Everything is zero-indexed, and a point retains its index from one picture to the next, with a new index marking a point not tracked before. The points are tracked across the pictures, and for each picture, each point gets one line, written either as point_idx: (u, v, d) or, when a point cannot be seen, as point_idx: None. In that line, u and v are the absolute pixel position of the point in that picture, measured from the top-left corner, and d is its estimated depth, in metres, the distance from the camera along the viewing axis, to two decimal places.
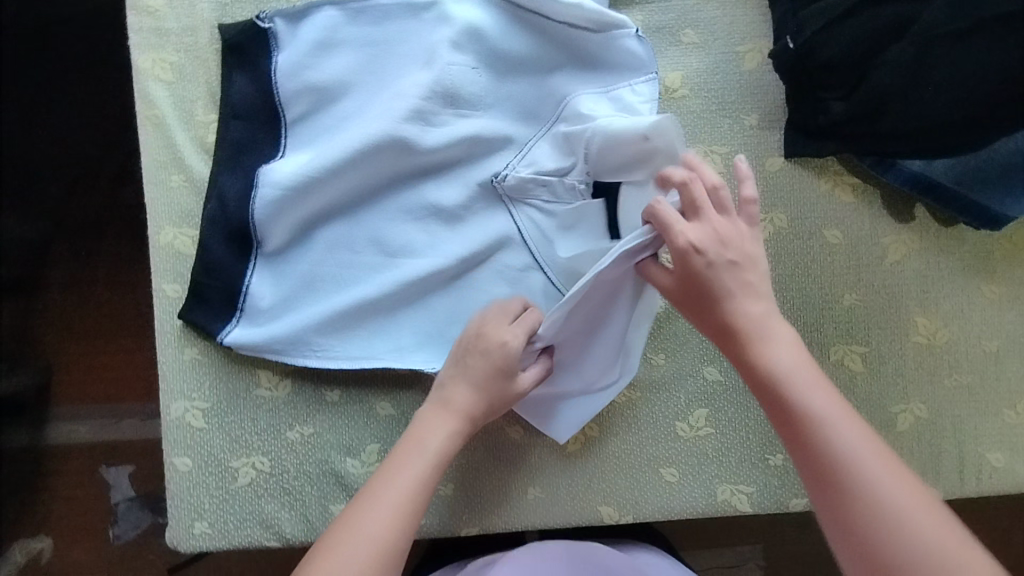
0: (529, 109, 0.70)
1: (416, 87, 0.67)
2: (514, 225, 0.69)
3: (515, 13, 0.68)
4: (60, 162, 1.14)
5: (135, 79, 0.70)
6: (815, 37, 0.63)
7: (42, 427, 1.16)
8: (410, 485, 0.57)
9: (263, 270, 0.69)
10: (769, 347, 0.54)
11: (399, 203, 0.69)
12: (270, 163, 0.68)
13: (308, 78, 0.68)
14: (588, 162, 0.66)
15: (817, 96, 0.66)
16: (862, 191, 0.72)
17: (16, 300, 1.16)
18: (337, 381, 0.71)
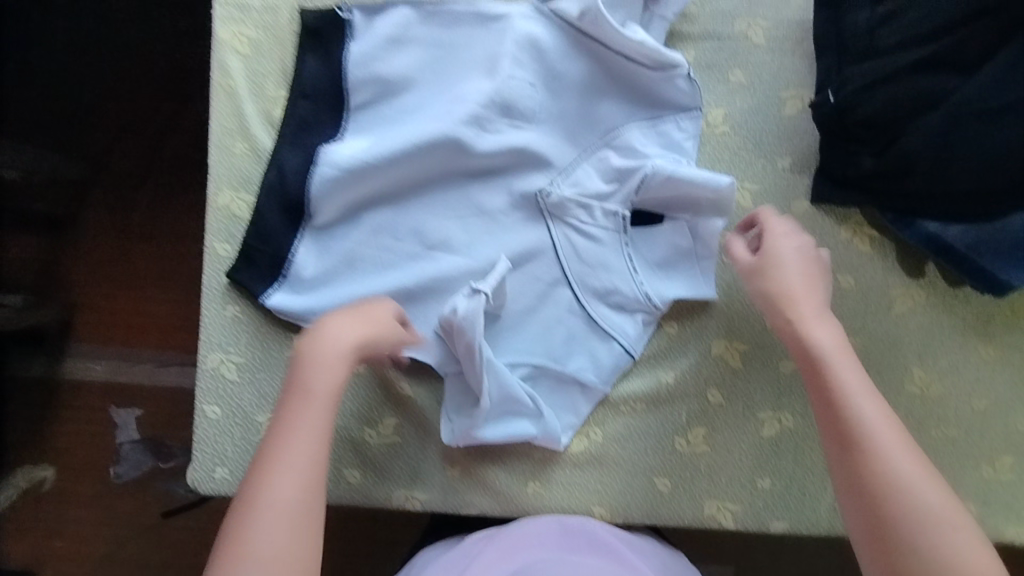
0: (578, 128, 0.74)
1: (477, 93, 0.71)
2: (549, 238, 0.74)
3: (577, 37, 0.73)
4: (113, 109, 1.20)
5: (213, 48, 0.74)
6: (854, 96, 0.67)
7: (59, 359, 1.22)
8: (310, 437, 0.60)
9: (310, 244, 0.73)
10: (814, 327, 0.64)
11: (445, 200, 0.73)
12: (331, 144, 0.72)
13: (375, 70, 0.72)
14: (637, 195, 0.73)
15: (851, 149, 0.69)
16: (878, 242, 0.76)
17: (51, 237, 1.22)
18: (364, 355, 0.75)
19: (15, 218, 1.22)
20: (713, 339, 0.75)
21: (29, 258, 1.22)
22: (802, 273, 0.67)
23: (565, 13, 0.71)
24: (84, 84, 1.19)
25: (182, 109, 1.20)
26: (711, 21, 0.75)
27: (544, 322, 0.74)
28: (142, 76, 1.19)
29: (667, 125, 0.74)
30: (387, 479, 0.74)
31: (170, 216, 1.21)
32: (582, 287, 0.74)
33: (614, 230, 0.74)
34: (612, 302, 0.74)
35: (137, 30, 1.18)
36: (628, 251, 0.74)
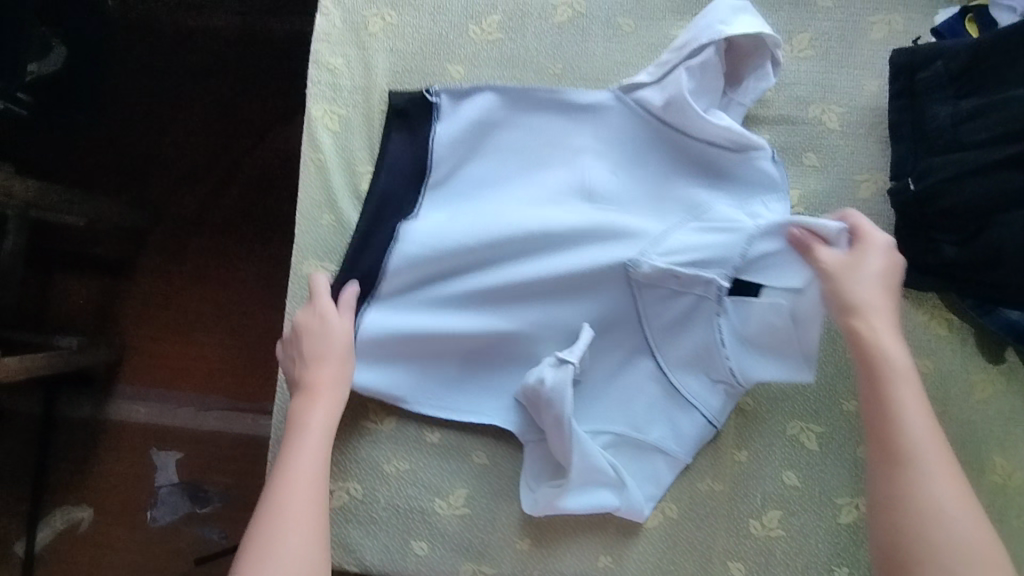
0: (662, 205, 0.74)
1: (557, 180, 0.74)
2: (632, 311, 0.73)
3: (654, 121, 0.74)
4: (176, 161, 1.28)
5: (307, 125, 0.77)
6: (939, 184, 0.67)
7: (106, 401, 1.26)
8: (309, 472, 0.64)
9: (378, 311, 0.73)
10: (885, 339, 0.63)
11: (531, 269, 0.72)
12: (411, 223, 0.73)
13: (461, 156, 0.75)
14: (736, 266, 0.71)
15: (930, 237, 0.69)
16: (956, 326, 0.75)
17: (107, 280, 1.28)
18: (438, 425, 0.75)
19: (73, 262, 1.28)
20: (788, 420, 0.75)
21: (85, 299, 1.28)
22: (875, 285, 0.65)
23: (649, 102, 0.73)
24: (149, 137, 1.28)
25: (240, 164, 1.28)
26: (786, 105, 0.77)
27: (619, 398, 0.74)
28: (207, 133, 1.28)
29: (755, 206, 0.73)
30: (455, 552, 0.73)
31: (229, 269, 1.28)
32: (662, 362, 0.74)
33: (710, 299, 0.72)
34: (693, 374, 0.74)
35: (205, 91, 1.28)
36: (721, 322, 0.72)
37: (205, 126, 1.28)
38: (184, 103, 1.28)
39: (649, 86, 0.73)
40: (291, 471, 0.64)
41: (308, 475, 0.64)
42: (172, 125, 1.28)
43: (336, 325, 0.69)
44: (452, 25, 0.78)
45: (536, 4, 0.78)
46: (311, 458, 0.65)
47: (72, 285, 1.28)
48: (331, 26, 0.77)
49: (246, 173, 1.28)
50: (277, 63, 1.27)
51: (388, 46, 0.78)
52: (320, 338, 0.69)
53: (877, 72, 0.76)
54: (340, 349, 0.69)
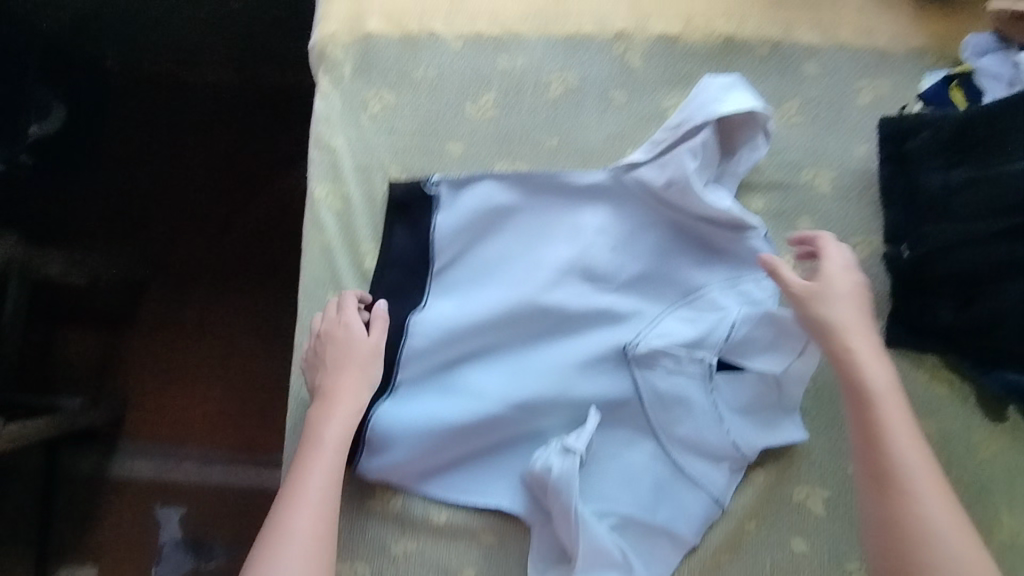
0: (658, 286, 0.77)
1: (557, 258, 0.75)
2: (633, 387, 0.74)
3: (651, 202, 0.76)
4: (174, 214, 1.29)
5: (310, 205, 0.79)
6: (928, 252, 0.69)
7: (109, 456, 1.25)
8: (321, 482, 0.64)
9: (393, 401, 0.74)
10: (867, 359, 0.64)
11: (531, 357, 0.75)
12: (418, 313, 0.75)
13: (463, 241, 0.77)
14: (726, 343, 0.74)
15: (925, 302, 0.71)
16: (957, 385, 0.75)
17: (108, 334, 1.29)
18: (445, 502, 0.74)
19: (75, 317, 1.28)
20: (795, 486, 0.74)
21: (86, 355, 1.28)
22: (849, 302, 0.67)
23: (649, 181, 0.75)
24: (150, 193, 1.29)
25: (241, 216, 1.29)
26: (778, 170, 0.78)
27: (624, 471, 0.74)
28: (208, 188, 1.30)
29: (747, 284, 0.76)
30: None
31: (230, 327, 1.28)
32: (667, 437, 0.74)
33: (700, 377, 0.74)
34: (699, 450, 0.74)
35: (205, 146, 1.29)
36: (714, 396, 0.74)
37: (204, 180, 1.29)
38: (182, 157, 1.29)
39: (643, 164, 0.75)
40: (303, 482, 0.64)
41: (319, 484, 0.64)
42: (172, 180, 1.30)
43: (360, 339, 0.71)
44: (448, 105, 0.80)
45: (529, 82, 0.80)
46: (324, 470, 0.65)
47: (73, 341, 1.28)
48: (331, 109, 0.80)
49: (243, 224, 1.29)
50: (275, 124, 1.29)
51: (388, 127, 0.80)
52: (345, 351, 0.70)
53: (865, 136, 0.77)
54: (362, 361, 0.70)
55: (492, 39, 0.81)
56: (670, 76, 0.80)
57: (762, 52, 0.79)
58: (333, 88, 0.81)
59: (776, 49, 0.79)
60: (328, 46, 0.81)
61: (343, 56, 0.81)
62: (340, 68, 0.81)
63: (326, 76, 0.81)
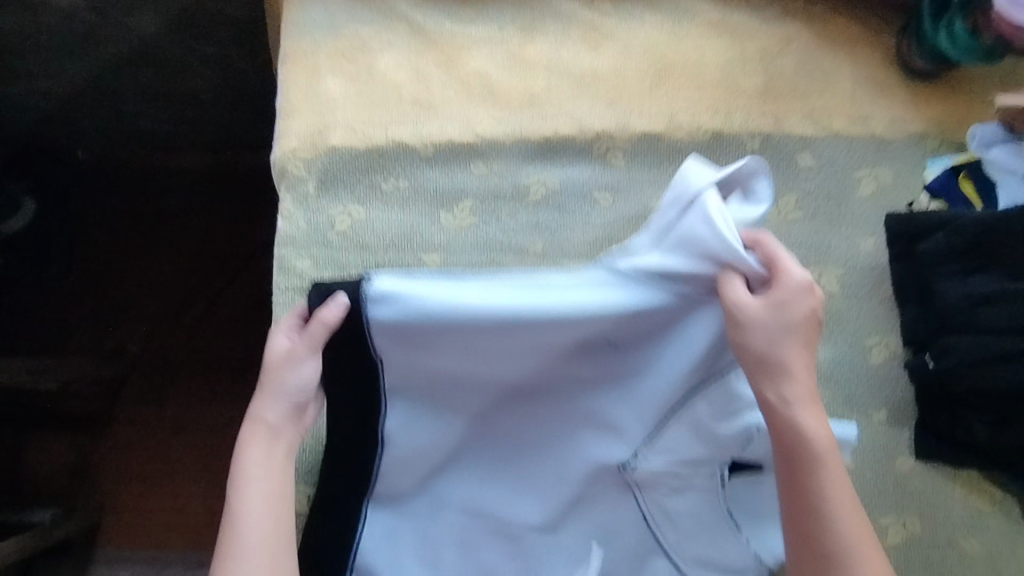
0: (662, 391, 0.65)
1: (539, 355, 0.64)
2: (639, 510, 0.68)
3: (652, 288, 0.62)
4: (152, 305, 1.23)
5: None
6: (958, 368, 0.62)
7: (84, 570, 1.15)
8: (265, 514, 0.57)
9: (376, 520, 0.68)
10: (810, 415, 0.57)
11: (517, 463, 0.69)
12: (389, 423, 0.66)
13: (418, 345, 0.63)
14: (741, 450, 0.64)
15: (958, 413, 0.65)
16: (999, 497, 0.68)
17: (82, 439, 1.20)
18: None
19: (47, 418, 1.20)
20: None
21: (59, 459, 1.19)
22: (798, 324, 0.57)
23: (660, 265, 0.62)
24: (125, 282, 1.23)
25: (220, 303, 1.23)
26: None
27: None
28: (185, 274, 1.24)
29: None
30: None
31: (211, 424, 1.20)
32: (681, 555, 0.67)
33: (714, 487, 0.66)
34: (720, 567, 0.66)
35: (181, 231, 1.25)
36: (728, 505, 0.66)
37: (182, 271, 1.24)
38: (158, 247, 1.24)
39: (644, 249, 0.63)
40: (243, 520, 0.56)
41: (265, 513, 0.57)
42: (149, 270, 1.24)
43: (285, 346, 0.61)
44: (422, 215, 0.76)
45: (507, 187, 0.76)
46: (265, 493, 0.58)
47: (47, 445, 1.20)
48: (295, 229, 0.76)
49: (224, 315, 1.23)
50: (252, 215, 1.25)
51: (359, 243, 0.76)
52: (267, 367, 0.61)
53: (871, 229, 0.73)
54: (288, 369, 0.61)
55: (465, 145, 0.77)
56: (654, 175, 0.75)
57: (752, 145, 0.75)
58: (296, 206, 0.76)
59: (768, 142, 0.74)
60: (289, 162, 0.77)
61: (306, 172, 0.77)
62: (303, 185, 0.77)
63: (289, 195, 0.77)
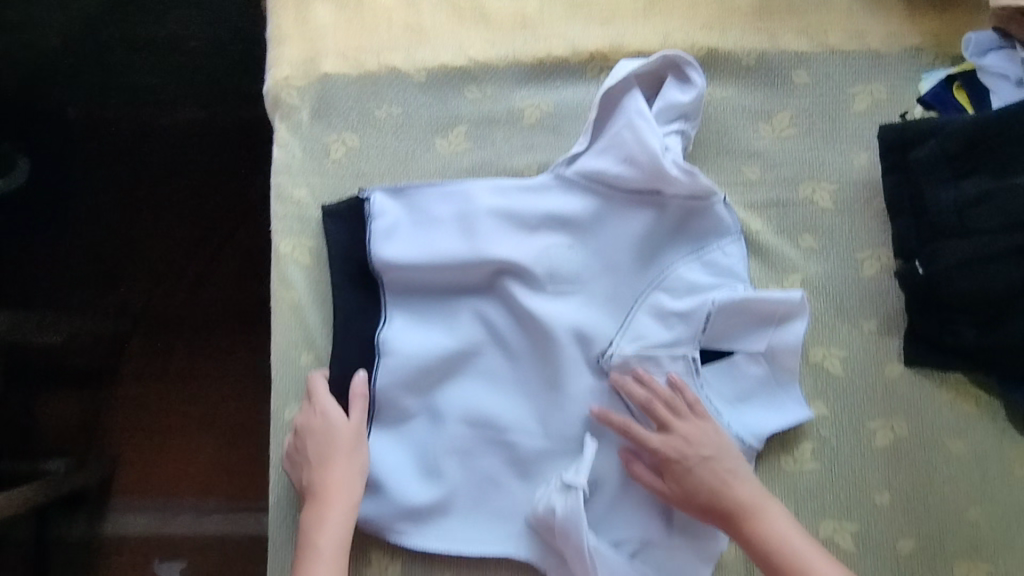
0: (626, 285, 0.75)
1: (514, 254, 0.74)
2: (622, 401, 0.73)
3: (601, 194, 0.74)
4: (152, 261, 1.23)
5: (276, 261, 0.76)
6: (947, 270, 0.64)
7: (101, 517, 1.20)
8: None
9: (377, 433, 0.74)
10: (774, 521, 0.64)
11: (498, 365, 0.75)
12: (388, 333, 0.75)
13: (407, 252, 0.74)
14: (704, 333, 0.72)
15: (946, 320, 0.66)
16: (985, 401, 0.71)
17: (90, 392, 1.22)
18: (448, 566, 0.73)
19: (54, 377, 1.22)
20: (819, 522, 0.70)
21: (67, 414, 1.22)
22: (706, 465, 0.67)
23: (594, 167, 0.73)
24: (122, 240, 1.23)
25: (214, 265, 1.23)
26: (773, 186, 0.74)
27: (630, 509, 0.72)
28: (180, 234, 1.23)
29: (712, 253, 0.74)
30: None
31: (214, 377, 1.22)
32: None
33: (687, 374, 0.72)
34: None
35: (174, 192, 1.23)
36: (705, 393, 0.72)
37: (179, 224, 1.23)
38: (153, 201, 1.23)
39: (584, 154, 0.74)
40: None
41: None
42: (146, 225, 1.23)
43: (337, 424, 0.70)
44: (417, 141, 0.77)
45: (501, 110, 0.77)
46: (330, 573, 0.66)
47: (55, 402, 1.22)
48: (292, 157, 0.77)
49: (227, 265, 1.23)
50: (246, 165, 1.22)
51: (355, 170, 0.77)
52: (329, 445, 0.70)
53: (866, 143, 0.73)
54: (344, 451, 0.70)
55: (458, 68, 0.77)
56: (653, 96, 0.74)
57: (747, 62, 0.75)
58: (292, 135, 0.78)
59: (762, 59, 0.75)
60: (283, 91, 0.78)
61: (300, 100, 0.78)
62: (297, 114, 0.78)
63: (284, 123, 0.78)
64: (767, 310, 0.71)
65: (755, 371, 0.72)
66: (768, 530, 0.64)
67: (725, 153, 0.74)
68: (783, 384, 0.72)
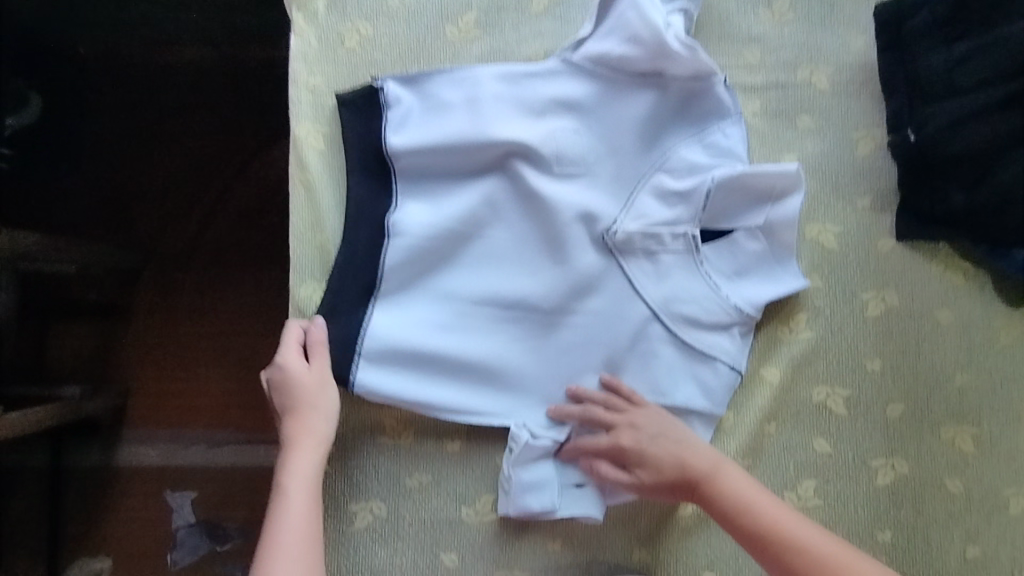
0: (630, 166, 0.77)
1: (523, 134, 0.75)
2: (624, 274, 0.75)
3: (607, 78, 0.76)
4: (164, 195, 1.22)
5: (292, 145, 0.78)
6: (938, 133, 0.68)
7: (114, 448, 1.19)
8: (299, 522, 0.67)
9: (384, 312, 0.75)
10: (737, 483, 0.68)
11: (505, 246, 0.76)
12: (398, 214, 0.75)
13: (420, 134, 0.76)
14: (705, 211, 0.74)
15: (936, 185, 0.70)
16: (972, 275, 0.74)
17: (104, 325, 1.21)
18: (456, 432, 0.75)
19: (66, 310, 1.20)
20: (813, 387, 0.73)
21: (78, 348, 1.20)
22: (657, 440, 0.71)
23: (598, 52, 0.75)
24: (134, 173, 1.22)
25: (225, 199, 1.22)
26: (774, 70, 0.76)
27: (632, 376, 0.74)
28: (193, 169, 1.22)
29: (714, 134, 0.76)
30: (484, 555, 0.74)
31: (226, 306, 1.21)
32: (671, 317, 0.74)
33: (688, 250, 0.75)
34: (702, 324, 0.74)
35: (187, 127, 1.22)
36: (705, 269, 0.74)
37: (191, 157, 1.22)
38: (167, 135, 1.22)
39: (589, 40, 0.76)
40: (283, 523, 0.67)
41: (299, 520, 0.67)
42: (160, 159, 1.22)
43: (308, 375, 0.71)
44: (429, 29, 0.80)
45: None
46: (300, 509, 0.68)
47: (67, 335, 1.20)
48: (307, 45, 0.79)
49: (243, 196, 1.22)
50: (260, 95, 1.21)
51: (368, 58, 0.80)
52: (295, 391, 0.71)
53: (862, 27, 0.76)
54: (313, 402, 0.71)
55: None
56: None
57: None
58: (307, 23, 0.79)
59: None
60: None
61: None
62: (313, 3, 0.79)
63: (299, 13, 0.79)
64: (764, 187, 0.73)
65: (754, 248, 0.74)
66: (732, 496, 0.67)
67: (728, 39, 0.77)
68: (782, 259, 0.74)
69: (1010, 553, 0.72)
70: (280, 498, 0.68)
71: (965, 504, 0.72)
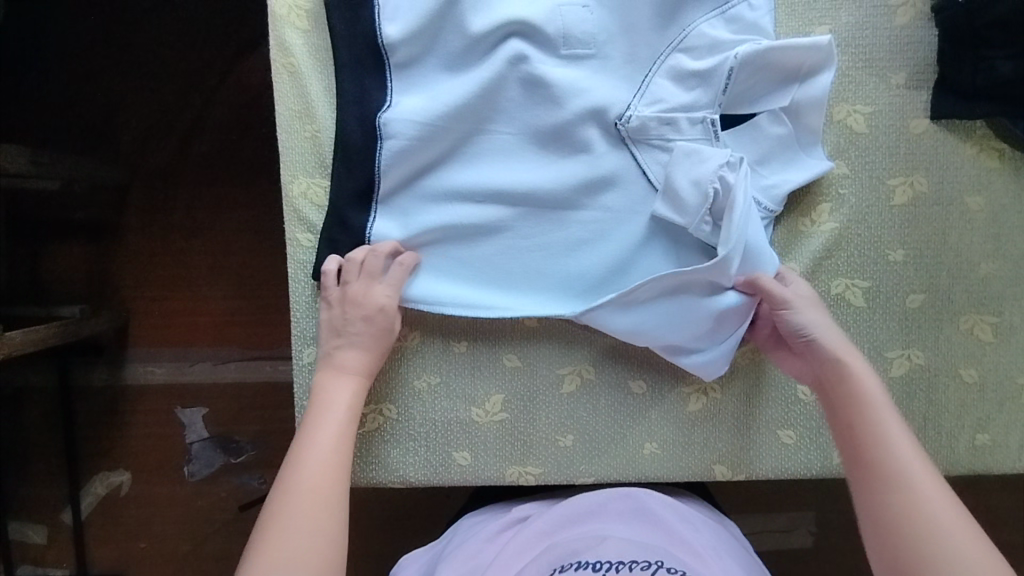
0: (645, 41, 0.70)
1: (527, 10, 0.68)
2: (636, 164, 0.70)
3: None
4: (140, 100, 1.12)
5: (271, 25, 0.71)
6: None
7: (121, 366, 1.16)
8: (331, 443, 0.63)
9: (381, 215, 0.71)
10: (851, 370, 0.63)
11: (505, 135, 0.70)
12: (389, 108, 0.69)
13: (413, 17, 0.69)
14: (726, 94, 0.68)
15: (980, 55, 0.66)
16: (1009, 156, 0.70)
17: (95, 246, 1.15)
18: (464, 333, 0.73)
19: (59, 228, 1.14)
20: (832, 280, 0.70)
21: (72, 267, 1.15)
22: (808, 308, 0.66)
23: None
24: (112, 76, 1.11)
25: (212, 106, 1.12)
26: None
27: (643, 274, 0.70)
28: (178, 71, 1.11)
29: (737, 6, 0.69)
30: (495, 455, 0.74)
31: (216, 221, 1.14)
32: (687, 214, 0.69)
33: (707, 138, 0.69)
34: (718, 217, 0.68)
35: (165, 23, 1.10)
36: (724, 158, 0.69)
37: (167, 55, 1.11)
38: (142, 32, 1.10)
39: None
40: (316, 438, 0.63)
41: (333, 442, 0.63)
42: (133, 58, 1.11)
43: (374, 309, 0.68)
44: None
45: None
46: (334, 427, 0.64)
47: (60, 254, 1.15)
48: None
49: (226, 101, 1.12)
50: None
51: None
52: (364, 312, 0.68)
53: None
54: (377, 344, 0.68)
55: None
56: None
57: None
58: None
59: None
60: None
61: None
62: None
63: None
64: (791, 64, 0.67)
65: (777, 133, 0.69)
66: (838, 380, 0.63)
67: None
68: (806, 143, 0.69)
69: (1019, 439, 0.72)
70: (315, 413, 0.65)
71: (979, 393, 0.71)
